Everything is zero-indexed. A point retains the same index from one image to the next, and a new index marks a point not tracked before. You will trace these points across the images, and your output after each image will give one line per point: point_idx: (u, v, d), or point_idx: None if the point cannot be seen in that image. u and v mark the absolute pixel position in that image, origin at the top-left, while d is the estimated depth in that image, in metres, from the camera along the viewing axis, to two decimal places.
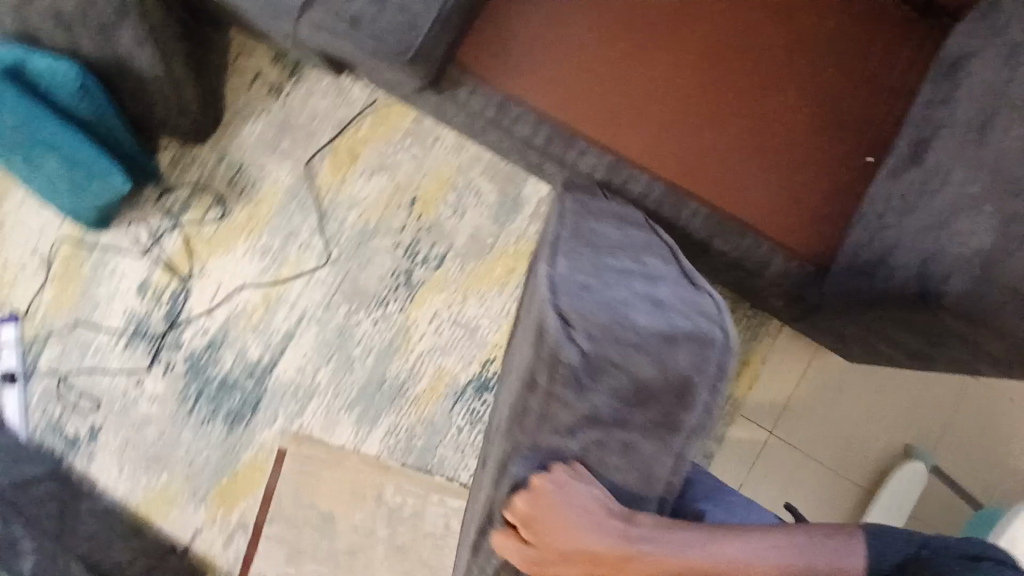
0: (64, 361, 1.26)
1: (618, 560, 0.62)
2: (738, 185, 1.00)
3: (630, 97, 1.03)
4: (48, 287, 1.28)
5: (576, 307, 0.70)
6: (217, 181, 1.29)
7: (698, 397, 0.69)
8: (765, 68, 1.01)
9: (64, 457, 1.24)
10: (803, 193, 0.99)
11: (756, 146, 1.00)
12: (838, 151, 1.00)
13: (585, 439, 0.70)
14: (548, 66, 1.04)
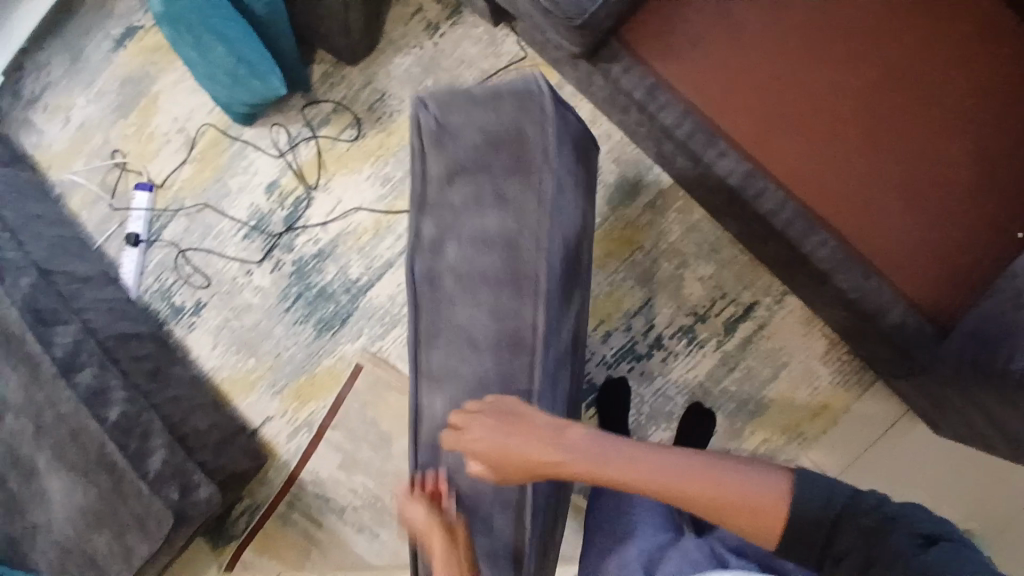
0: (186, 237, 1.37)
1: (544, 463, 0.74)
2: (873, 224, 0.98)
3: (786, 110, 1.01)
4: (187, 166, 1.40)
5: (435, 100, 0.94)
6: (359, 105, 1.35)
7: (533, 137, 0.91)
8: (935, 114, 0.99)
9: (165, 323, 1.34)
10: (939, 249, 0.97)
11: (903, 189, 0.98)
12: (991, 213, 0.96)
13: (462, 185, 0.91)
14: (710, 61, 1.03)
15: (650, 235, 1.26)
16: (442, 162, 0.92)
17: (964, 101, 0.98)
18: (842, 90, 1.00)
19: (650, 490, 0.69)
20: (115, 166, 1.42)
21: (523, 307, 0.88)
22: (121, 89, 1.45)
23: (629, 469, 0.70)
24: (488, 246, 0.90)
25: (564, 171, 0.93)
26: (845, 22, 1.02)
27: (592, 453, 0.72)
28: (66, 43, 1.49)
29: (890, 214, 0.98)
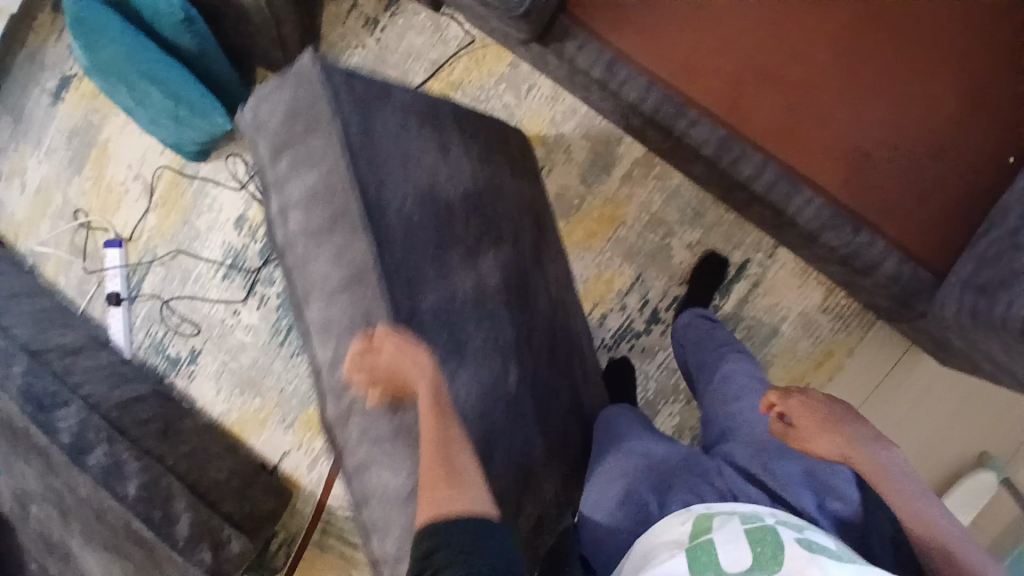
0: (166, 287, 1.35)
1: (855, 452, 0.67)
2: (863, 169, 0.94)
3: (754, 68, 0.95)
4: (151, 214, 1.36)
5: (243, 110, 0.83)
6: None
7: (326, 110, 0.74)
8: (920, 41, 0.93)
9: (166, 374, 1.37)
10: (932, 187, 0.93)
11: (894, 127, 0.94)
12: (978, 148, 0.92)
13: (285, 175, 0.78)
14: (668, 27, 0.96)
15: (632, 208, 1.21)
16: (265, 143, 0.80)
17: (949, 25, 0.93)
18: (819, 31, 0.95)
19: (918, 538, 0.62)
20: (80, 225, 1.39)
21: (352, 238, 0.72)
22: (69, 144, 1.40)
23: (922, 507, 0.62)
24: (315, 198, 0.75)
25: (409, 104, 0.82)
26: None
27: (900, 474, 0.66)
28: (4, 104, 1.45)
29: (875, 162, 0.94)
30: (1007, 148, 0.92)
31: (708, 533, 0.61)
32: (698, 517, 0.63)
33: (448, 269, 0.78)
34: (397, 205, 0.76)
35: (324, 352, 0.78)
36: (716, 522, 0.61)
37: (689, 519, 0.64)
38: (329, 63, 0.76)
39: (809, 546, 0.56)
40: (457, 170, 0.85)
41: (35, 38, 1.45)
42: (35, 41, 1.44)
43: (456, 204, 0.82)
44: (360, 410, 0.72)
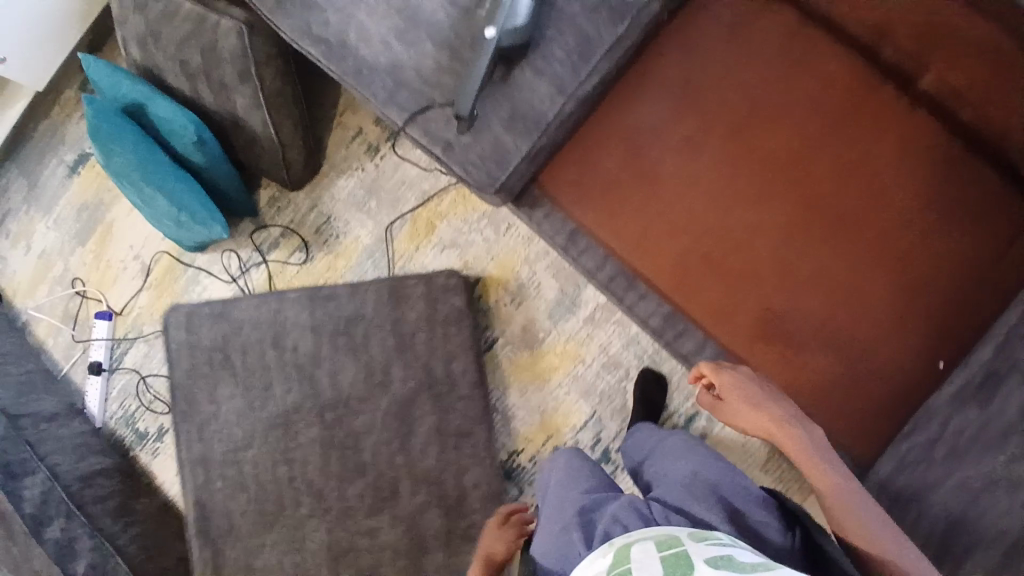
0: (147, 363, 1.43)
1: (778, 422, 0.93)
2: (800, 356, 0.99)
3: (704, 249, 1.01)
4: (145, 292, 1.45)
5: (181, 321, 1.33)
6: (306, 228, 1.39)
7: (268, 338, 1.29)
8: (864, 242, 0.98)
9: (131, 448, 1.41)
10: (863, 381, 0.97)
11: (832, 319, 0.98)
12: (911, 348, 0.97)
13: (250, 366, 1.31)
14: (625, 203, 1.03)
15: (592, 349, 1.28)
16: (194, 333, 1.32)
17: (892, 230, 0.98)
18: (769, 221, 1.00)
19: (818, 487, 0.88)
20: (76, 293, 1.49)
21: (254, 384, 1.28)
22: (77, 218, 1.51)
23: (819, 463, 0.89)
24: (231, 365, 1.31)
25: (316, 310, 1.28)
26: (771, 150, 1.00)
27: (810, 440, 0.91)
28: (23, 170, 1.56)
29: (812, 351, 0.99)
30: (939, 351, 0.96)
31: (627, 562, 0.66)
32: (617, 551, 0.69)
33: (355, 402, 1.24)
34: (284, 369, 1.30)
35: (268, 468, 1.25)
36: (632, 553, 0.68)
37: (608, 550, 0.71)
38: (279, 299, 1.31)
39: (713, 562, 0.62)
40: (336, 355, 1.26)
41: (60, 113, 1.57)
42: (60, 116, 1.56)
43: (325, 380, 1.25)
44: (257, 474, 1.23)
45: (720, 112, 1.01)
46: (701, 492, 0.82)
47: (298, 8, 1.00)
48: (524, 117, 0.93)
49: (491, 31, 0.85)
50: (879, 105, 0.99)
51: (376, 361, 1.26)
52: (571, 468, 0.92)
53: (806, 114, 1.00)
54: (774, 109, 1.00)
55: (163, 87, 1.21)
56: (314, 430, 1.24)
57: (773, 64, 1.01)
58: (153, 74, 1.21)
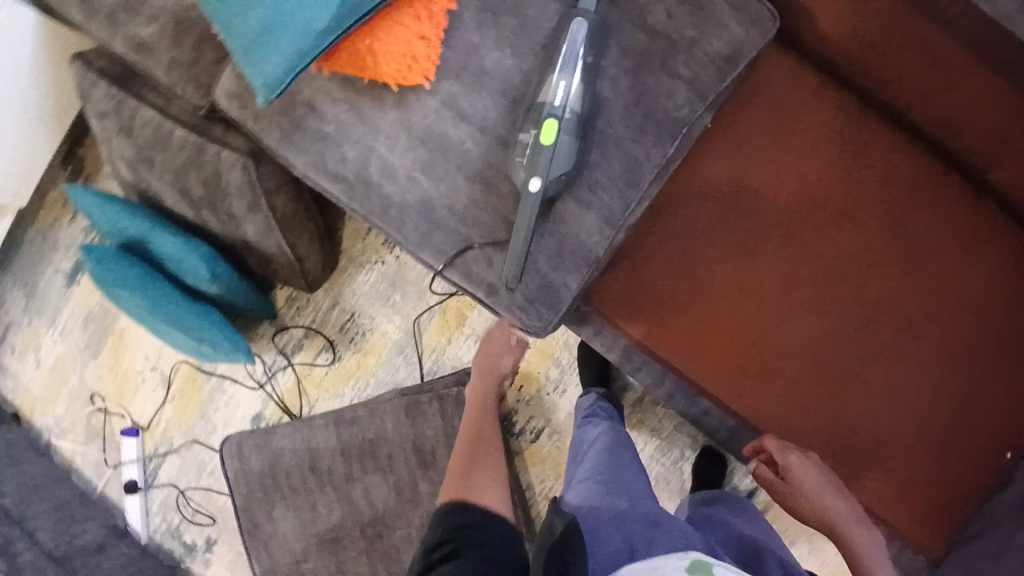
0: (183, 477, 1.42)
1: (830, 519, 0.86)
2: (866, 464, 0.91)
3: (751, 349, 0.94)
4: (169, 406, 1.41)
5: (227, 454, 1.27)
6: (329, 327, 1.33)
7: (317, 462, 1.23)
8: (926, 336, 0.90)
9: (181, 560, 1.42)
10: (931, 481, 0.90)
11: (896, 422, 0.90)
12: (978, 440, 0.89)
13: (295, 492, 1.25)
14: (666, 307, 0.96)
15: (643, 434, 1.24)
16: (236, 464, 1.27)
17: (949, 314, 0.89)
18: (824, 321, 0.92)
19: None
20: (97, 409, 1.44)
21: (304, 507, 1.23)
22: (85, 330, 1.44)
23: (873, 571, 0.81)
24: (274, 491, 1.25)
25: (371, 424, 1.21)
26: (823, 245, 0.92)
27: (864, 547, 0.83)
28: (19, 281, 1.47)
29: (877, 452, 0.91)
30: (1009, 442, 0.88)
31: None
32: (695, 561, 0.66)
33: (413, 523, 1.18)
34: (327, 495, 1.22)
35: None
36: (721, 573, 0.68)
37: (688, 557, 0.69)
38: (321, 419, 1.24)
39: None
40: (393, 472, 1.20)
41: (47, 216, 1.45)
42: (48, 220, 1.45)
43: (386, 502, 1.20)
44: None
45: (764, 209, 0.93)
46: (759, 551, 0.79)
47: (308, 143, 0.90)
48: (572, 253, 0.86)
49: (535, 182, 0.78)
50: (937, 189, 0.90)
51: (408, 475, 1.19)
52: (619, 463, 0.94)
53: (858, 204, 0.91)
54: (822, 201, 0.92)
55: (160, 211, 1.11)
56: (359, 554, 1.21)
57: (818, 153, 0.92)
58: (147, 199, 1.11)
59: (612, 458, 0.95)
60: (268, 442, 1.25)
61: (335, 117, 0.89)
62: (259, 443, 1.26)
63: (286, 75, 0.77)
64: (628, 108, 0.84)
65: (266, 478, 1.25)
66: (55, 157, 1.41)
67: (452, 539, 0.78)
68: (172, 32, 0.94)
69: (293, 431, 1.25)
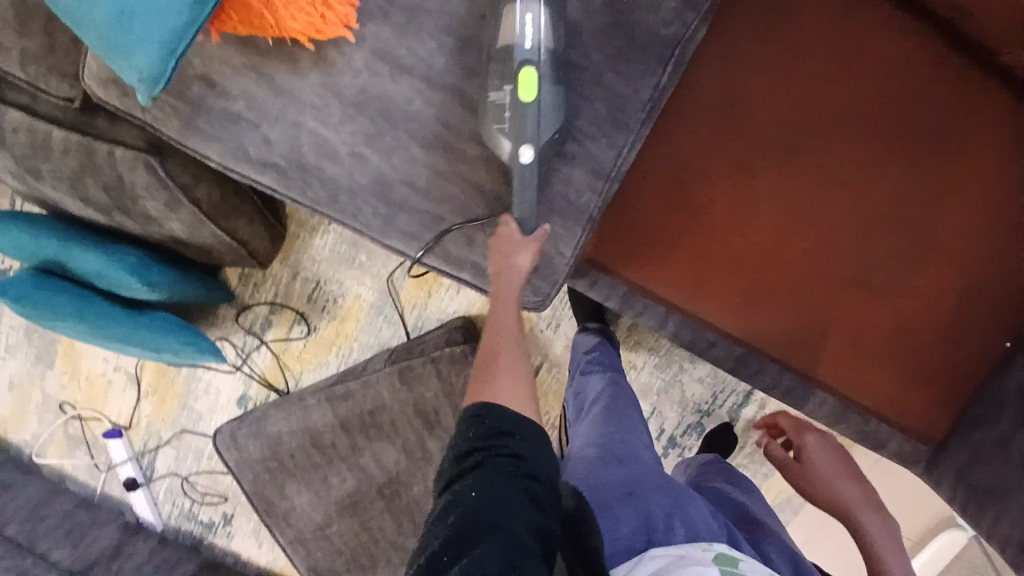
0: (181, 465, 1.39)
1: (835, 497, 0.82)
2: (870, 372, 0.87)
3: (734, 250, 0.88)
4: (145, 401, 1.38)
5: (224, 446, 1.22)
6: (296, 299, 1.23)
7: (321, 438, 1.19)
8: (927, 230, 0.84)
9: (204, 536, 1.44)
10: (929, 367, 0.86)
11: (898, 324, 0.86)
12: (974, 318, 0.85)
13: (299, 471, 1.21)
14: (645, 219, 0.89)
15: (641, 354, 1.22)
16: (234, 455, 1.22)
17: (935, 188, 0.84)
18: (807, 207, 0.86)
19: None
20: (70, 418, 1.42)
21: (314, 481, 1.21)
22: (32, 340, 1.42)
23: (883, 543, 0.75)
24: (280, 472, 1.21)
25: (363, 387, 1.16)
26: (819, 149, 0.85)
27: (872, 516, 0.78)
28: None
29: (872, 343, 0.87)
30: (1007, 317, 0.84)
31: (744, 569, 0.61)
32: (725, 552, 0.64)
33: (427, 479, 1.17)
34: (333, 467, 1.20)
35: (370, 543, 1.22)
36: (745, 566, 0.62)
37: (711, 549, 0.64)
38: (313, 395, 1.19)
39: None
40: (396, 434, 1.17)
41: None
42: None
43: (400, 467, 1.18)
44: (361, 545, 1.23)
45: (755, 119, 0.86)
46: (763, 529, 0.77)
47: (220, 127, 0.75)
48: (559, 211, 0.75)
49: (528, 152, 0.68)
50: (938, 75, 0.83)
51: (415, 436, 1.16)
52: (621, 421, 0.90)
53: (855, 101, 0.84)
54: (816, 101, 0.85)
55: (72, 226, 0.98)
56: (380, 511, 1.21)
57: (809, 51, 0.85)
58: (56, 218, 0.99)
59: (614, 415, 0.91)
60: (262, 429, 1.20)
61: (241, 90, 0.73)
62: (253, 430, 1.21)
63: (171, 61, 0.64)
64: (603, 31, 0.70)
65: (269, 462, 1.21)
66: None
67: (485, 449, 0.59)
68: (15, 20, 0.81)
69: (287, 416, 1.19)
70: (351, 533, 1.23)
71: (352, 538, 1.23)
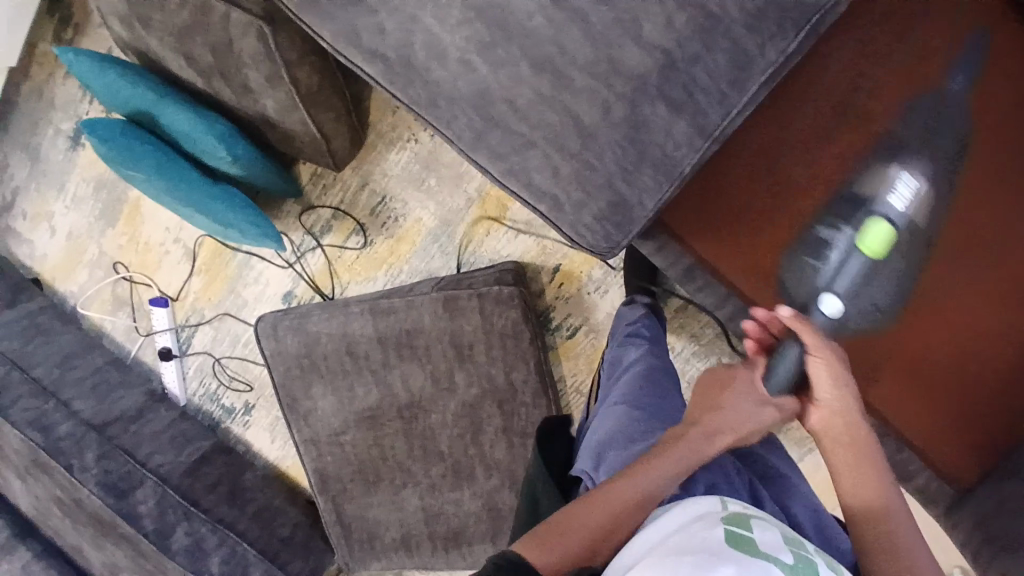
0: (216, 346, 1.45)
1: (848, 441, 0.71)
2: (940, 408, 0.81)
3: (783, 234, 0.84)
4: (196, 278, 1.43)
5: (263, 332, 1.26)
6: (359, 210, 1.24)
7: (358, 349, 1.21)
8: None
9: (223, 420, 1.50)
10: (980, 403, 0.79)
11: (976, 361, 0.79)
12: None
13: (326, 374, 1.24)
14: (700, 190, 0.86)
15: (683, 338, 1.21)
16: (270, 344, 1.26)
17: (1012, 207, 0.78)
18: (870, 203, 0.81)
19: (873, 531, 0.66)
20: (121, 278, 1.50)
21: (338, 387, 1.24)
22: (98, 196, 1.48)
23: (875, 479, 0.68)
24: (309, 371, 1.25)
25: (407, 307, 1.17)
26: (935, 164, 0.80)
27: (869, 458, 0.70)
28: (26, 147, 1.54)
29: (914, 363, 0.81)
30: None
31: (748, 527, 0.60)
32: (734, 510, 0.63)
33: (446, 410, 1.20)
34: (358, 378, 1.22)
35: (379, 459, 1.26)
36: (760, 544, 0.58)
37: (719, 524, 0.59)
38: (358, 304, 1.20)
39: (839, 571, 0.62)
40: (426, 361, 1.18)
41: (45, 78, 1.49)
42: (45, 79, 1.49)
43: (423, 394, 1.20)
44: (369, 459, 1.27)
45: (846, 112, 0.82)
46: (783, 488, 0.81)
47: (338, 7, 0.75)
48: (653, 161, 0.73)
49: (835, 302, 0.81)
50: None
51: (445, 365, 1.17)
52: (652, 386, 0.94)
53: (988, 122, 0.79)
54: (945, 117, 0.80)
55: (173, 86, 1.01)
56: (394, 431, 1.24)
57: (950, 63, 0.79)
58: (161, 76, 1.02)
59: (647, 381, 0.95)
60: (303, 325, 1.23)
61: None
62: (294, 328, 1.24)
63: None
64: None
65: (300, 359, 1.24)
66: (44, 8, 1.44)
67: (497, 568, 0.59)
68: None
69: (329, 321, 1.21)
70: (362, 445, 1.26)
71: (363, 450, 1.27)
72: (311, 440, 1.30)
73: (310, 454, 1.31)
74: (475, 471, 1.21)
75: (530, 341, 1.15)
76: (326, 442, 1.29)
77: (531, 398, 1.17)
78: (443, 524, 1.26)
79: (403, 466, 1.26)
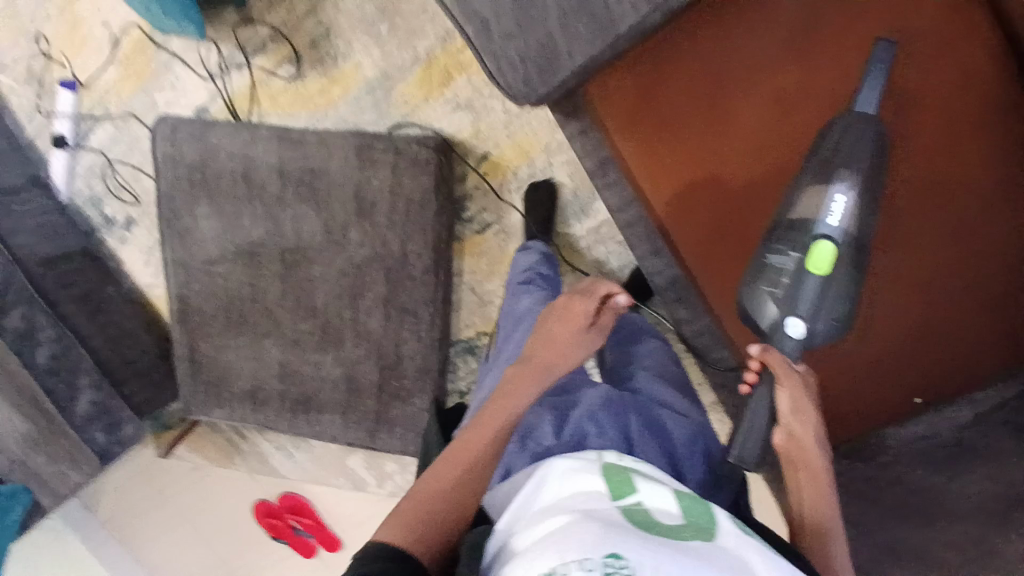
0: (112, 147, 1.36)
1: (802, 454, 0.68)
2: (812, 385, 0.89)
3: (707, 151, 0.84)
4: (112, 67, 1.31)
5: (162, 129, 1.18)
6: (300, 36, 1.17)
7: (257, 175, 1.15)
8: (915, 274, 0.84)
9: (97, 230, 1.40)
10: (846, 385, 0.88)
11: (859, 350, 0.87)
12: (898, 366, 0.87)
13: (215, 196, 1.17)
14: (639, 86, 0.84)
15: (584, 260, 1.18)
16: (164, 147, 1.18)
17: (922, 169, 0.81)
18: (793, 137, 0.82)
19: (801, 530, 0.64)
20: (39, 50, 1.33)
21: (224, 211, 1.17)
22: None
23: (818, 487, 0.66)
24: (200, 187, 1.18)
25: (319, 146, 1.12)
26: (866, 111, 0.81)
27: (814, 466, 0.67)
28: None
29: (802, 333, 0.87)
30: (920, 388, 0.87)
31: (629, 489, 0.56)
32: (611, 467, 0.59)
33: (328, 263, 1.15)
34: (247, 208, 1.16)
35: (248, 300, 1.20)
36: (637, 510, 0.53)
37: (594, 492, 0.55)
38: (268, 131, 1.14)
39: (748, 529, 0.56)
40: (322, 209, 1.13)
41: None
42: None
43: (311, 242, 1.15)
44: (236, 294, 1.21)
45: (796, 39, 0.81)
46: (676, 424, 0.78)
47: None
48: (591, 12, 0.72)
49: (799, 327, 0.74)
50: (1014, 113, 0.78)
51: (342, 216, 1.12)
52: None
53: (924, 83, 0.79)
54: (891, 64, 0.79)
55: None
56: (271, 274, 1.18)
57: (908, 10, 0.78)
58: None
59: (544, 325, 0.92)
60: (205, 136, 1.16)
61: None
62: (196, 134, 1.16)
63: None
64: None
65: (195, 171, 1.17)
66: None
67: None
68: None
69: (236, 141, 1.15)
70: (235, 279, 1.20)
71: (234, 287, 1.20)
72: (184, 262, 1.22)
73: (178, 277, 1.23)
74: (344, 336, 1.17)
75: (434, 214, 1.11)
76: (198, 269, 1.22)
77: (418, 275, 1.12)
78: (295, 382, 1.21)
79: (270, 314, 1.20)
